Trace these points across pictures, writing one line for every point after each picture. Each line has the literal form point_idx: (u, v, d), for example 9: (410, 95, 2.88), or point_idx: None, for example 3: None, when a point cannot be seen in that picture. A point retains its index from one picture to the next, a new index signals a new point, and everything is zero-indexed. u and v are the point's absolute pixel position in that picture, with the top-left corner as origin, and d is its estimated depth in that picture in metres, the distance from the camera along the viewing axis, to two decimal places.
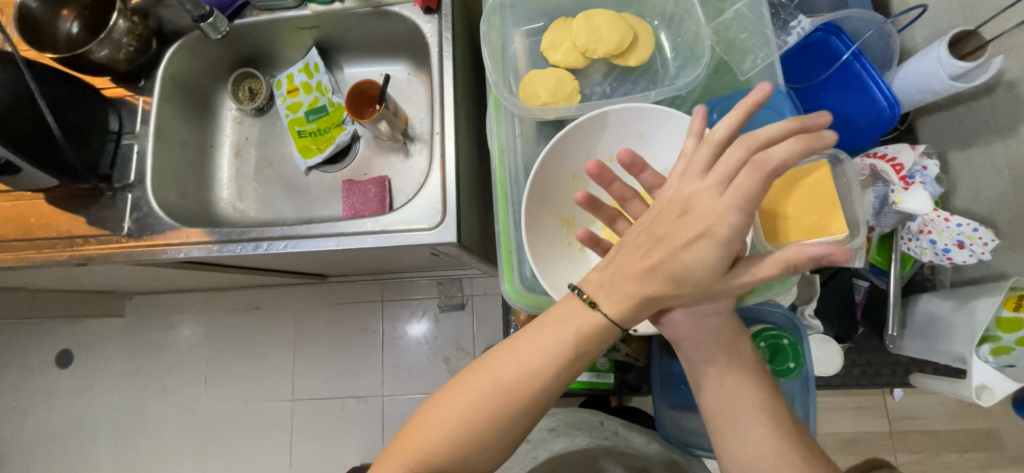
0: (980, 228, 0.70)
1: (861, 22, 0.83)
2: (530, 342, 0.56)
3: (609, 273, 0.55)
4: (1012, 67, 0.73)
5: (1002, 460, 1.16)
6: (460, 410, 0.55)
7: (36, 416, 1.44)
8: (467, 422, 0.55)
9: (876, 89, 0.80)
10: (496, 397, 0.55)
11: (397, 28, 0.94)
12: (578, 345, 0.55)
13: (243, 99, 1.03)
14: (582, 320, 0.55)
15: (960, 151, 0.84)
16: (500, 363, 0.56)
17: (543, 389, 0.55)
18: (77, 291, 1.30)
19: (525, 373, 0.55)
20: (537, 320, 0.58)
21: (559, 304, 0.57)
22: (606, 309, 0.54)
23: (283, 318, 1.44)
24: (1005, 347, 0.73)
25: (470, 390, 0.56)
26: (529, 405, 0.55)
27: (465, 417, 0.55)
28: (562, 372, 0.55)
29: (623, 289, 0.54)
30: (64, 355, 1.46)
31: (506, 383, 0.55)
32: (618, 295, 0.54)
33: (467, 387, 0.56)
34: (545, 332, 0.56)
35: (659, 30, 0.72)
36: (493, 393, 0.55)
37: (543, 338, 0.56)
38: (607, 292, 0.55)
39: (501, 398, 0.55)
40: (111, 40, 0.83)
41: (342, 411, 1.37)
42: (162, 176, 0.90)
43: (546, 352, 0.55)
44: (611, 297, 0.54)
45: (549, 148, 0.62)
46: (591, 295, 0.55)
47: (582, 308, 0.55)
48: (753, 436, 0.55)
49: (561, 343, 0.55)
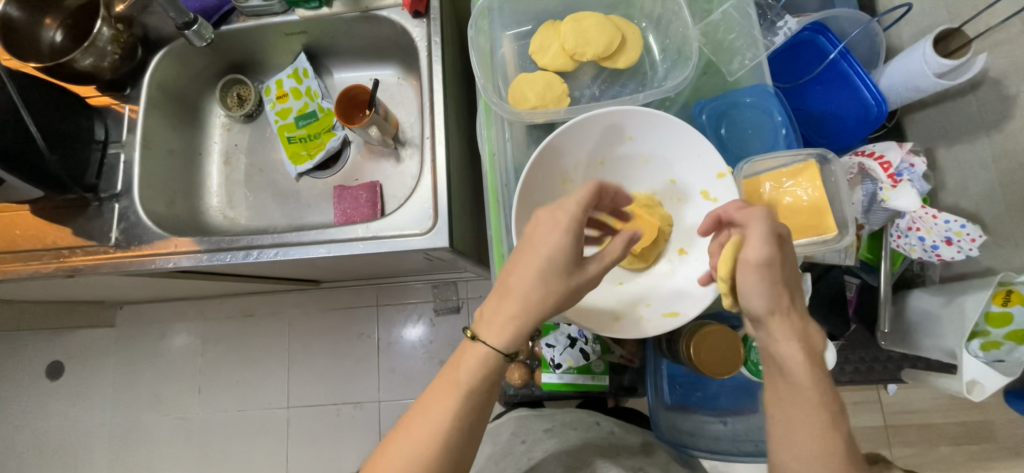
0: (967, 225, 0.70)
1: (848, 23, 0.85)
2: (435, 392, 0.56)
3: (492, 302, 0.57)
4: (995, 63, 0.74)
5: (995, 451, 1.17)
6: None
7: (27, 430, 1.42)
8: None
9: (863, 87, 0.81)
10: (411, 461, 0.53)
11: (386, 33, 0.93)
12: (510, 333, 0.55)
13: (232, 105, 1.02)
14: (473, 364, 0.55)
15: (947, 147, 0.85)
16: (413, 422, 0.55)
17: (458, 436, 0.54)
18: (67, 302, 1.28)
19: (435, 426, 0.54)
20: (437, 372, 0.57)
21: (457, 352, 0.57)
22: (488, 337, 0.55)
23: (277, 324, 1.43)
24: (994, 342, 0.74)
25: (387, 458, 0.54)
26: (446, 459, 0.53)
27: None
28: (467, 421, 0.54)
29: (502, 313, 0.55)
30: (55, 367, 1.44)
31: (422, 443, 0.53)
32: (497, 319, 0.55)
33: (386, 454, 0.54)
34: (441, 385, 0.56)
35: (648, 31, 0.72)
36: (409, 458, 0.53)
37: (446, 386, 0.55)
38: (488, 321, 0.56)
39: (418, 461, 0.53)
40: (95, 49, 0.83)
41: (338, 418, 1.36)
42: (150, 185, 0.89)
43: (450, 403, 0.54)
44: (493, 321, 0.56)
45: (538, 153, 0.62)
46: (477, 331, 0.56)
47: (473, 349, 0.56)
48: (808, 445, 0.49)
49: (459, 388, 0.55)
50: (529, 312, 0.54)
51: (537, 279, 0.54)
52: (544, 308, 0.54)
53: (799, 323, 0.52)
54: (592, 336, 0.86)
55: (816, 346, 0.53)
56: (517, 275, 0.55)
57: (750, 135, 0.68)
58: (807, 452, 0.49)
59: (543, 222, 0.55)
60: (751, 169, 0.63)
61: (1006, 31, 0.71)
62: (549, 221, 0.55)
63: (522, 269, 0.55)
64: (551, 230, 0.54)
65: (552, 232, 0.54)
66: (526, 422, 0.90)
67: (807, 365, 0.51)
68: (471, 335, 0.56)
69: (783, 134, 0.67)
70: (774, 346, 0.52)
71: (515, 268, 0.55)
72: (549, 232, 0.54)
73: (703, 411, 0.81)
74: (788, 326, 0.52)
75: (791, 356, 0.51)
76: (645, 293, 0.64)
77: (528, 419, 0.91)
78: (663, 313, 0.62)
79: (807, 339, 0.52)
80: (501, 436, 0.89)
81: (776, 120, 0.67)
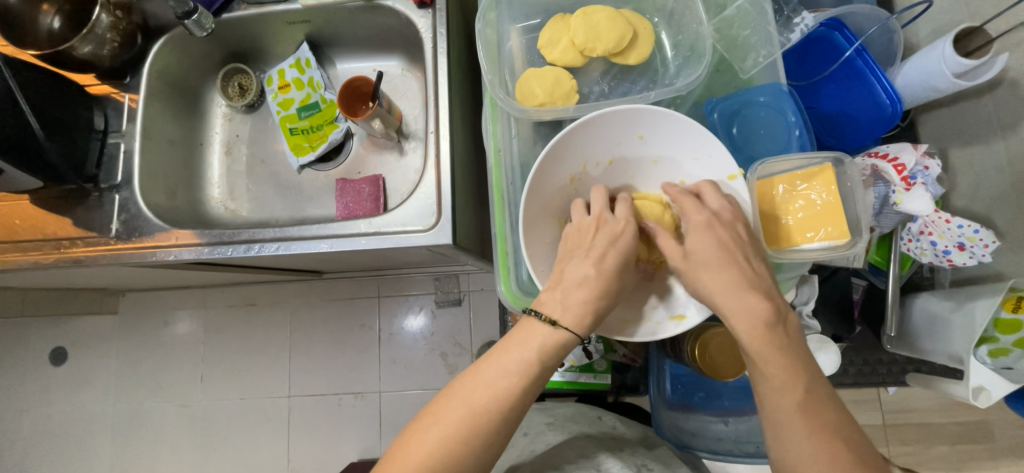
0: (981, 230, 0.69)
1: (864, 19, 0.83)
2: (497, 362, 0.55)
3: (567, 290, 0.55)
4: (1015, 64, 0.72)
5: (994, 451, 1.17)
6: (431, 444, 0.52)
7: (32, 414, 1.43)
8: (440, 455, 0.51)
9: (878, 85, 0.79)
10: (465, 426, 0.52)
11: (390, 23, 0.91)
12: (587, 311, 0.54)
13: (233, 95, 1.00)
14: (533, 338, 0.55)
15: (961, 149, 0.83)
16: (470, 386, 0.54)
17: (512, 410, 0.53)
18: (70, 289, 1.28)
19: (495, 395, 0.53)
20: (498, 341, 0.57)
21: (521, 326, 0.56)
22: (566, 325, 0.54)
23: (279, 314, 1.43)
24: (1003, 348, 0.73)
25: (440, 418, 0.53)
26: (497, 431, 0.53)
27: (437, 449, 0.51)
28: (523, 397, 0.54)
29: (576, 302, 0.54)
30: (58, 353, 1.45)
31: (479, 409, 0.52)
32: (574, 303, 0.54)
33: (439, 414, 0.53)
34: (506, 354, 0.55)
35: (660, 27, 0.70)
36: (463, 422, 0.52)
37: (509, 350, 0.55)
38: (556, 307, 0.55)
39: (472, 424, 0.52)
40: (94, 36, 0.80)
41: (339, 407, 1.37)
42: (151, 176, 0.88)
43: (513, 374, 0.54)
44: (569, 309, 0.54)
45: (546, 151, 0.60)
46: (549, 314, 0.55)
47: (543, 328, 0.55)
48: (789, 431, 0.48)
49: (524, 362, 0.54)
50: (604, 303, 0.55)
51: (615, 274, 0.55)
52: (615, 300, 0.56)
53: (744, 295, 0.51)
54: (596, 336, 0.86)
55: (762, 315, 0.51)
56: (597, 266, 0.55)
57: (763, 136, 0.67)
58: (771, 409, 0.49)
59: (603, 226, 0.58)
60: (766, 169, 0.62)
61: None
62: (614, 225, 0.58)
63: (597, 262, 0.55)
64: (617, 232, 0.57)
65: (622, 232, 0.57)
66: (531, 416, 0.88)
67: (755, 334, 0.50)
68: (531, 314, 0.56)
69: (796, 135, 0.66)
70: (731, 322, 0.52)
71: (593, 259, 0.55)
72: (613, 234, 0.57)
73: (704, 412, 0.81)
74: (751, 305, 0.51)
75: (745, 327, 0.51)
76: (654, 297, 0.63)
77: (530, 412, 0.88)
78: (672, 317, 0.61)
79: (755, 310, 0.51)
80: None
81: (789, 121, 0.66)
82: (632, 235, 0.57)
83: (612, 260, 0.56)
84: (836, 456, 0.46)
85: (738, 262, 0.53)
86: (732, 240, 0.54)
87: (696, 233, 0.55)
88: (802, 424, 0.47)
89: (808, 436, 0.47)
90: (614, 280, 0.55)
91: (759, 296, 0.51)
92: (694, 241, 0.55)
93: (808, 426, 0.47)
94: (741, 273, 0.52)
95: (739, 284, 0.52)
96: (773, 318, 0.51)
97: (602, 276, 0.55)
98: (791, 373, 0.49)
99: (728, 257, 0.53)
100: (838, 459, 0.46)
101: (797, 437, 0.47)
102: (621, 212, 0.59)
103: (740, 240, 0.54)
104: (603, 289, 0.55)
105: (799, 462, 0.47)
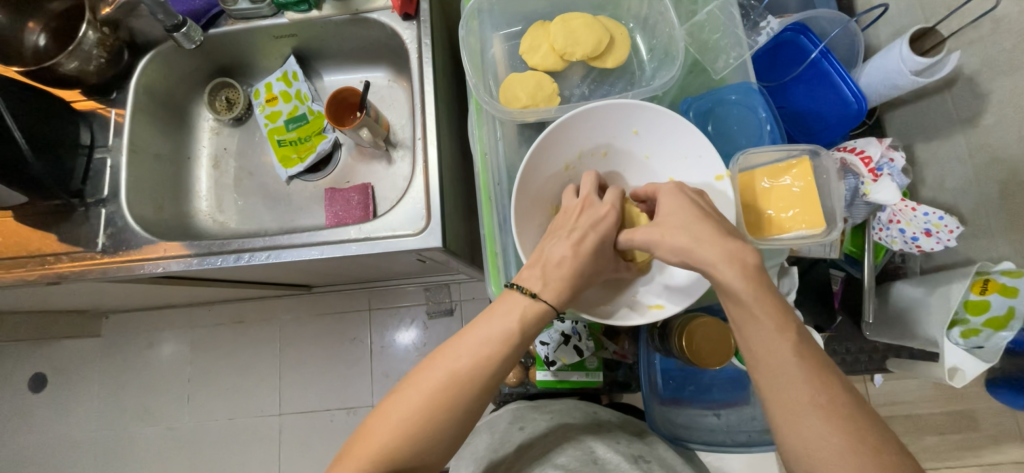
0: (946, 217, 0.73)
1: (828, 22, 0.87)
2: (479, 332, 0.56)
3: (543, 268, 0.57)
4: (969, 61, 0.77)
5: (979, 440, 1.20)
6: (411, 410, 0.53)
7: (10, 444, 1.38)
8: (419, 422, 0.52)
9: (844, 85, 0.83)
10: (445, 391, 0.53)
11: (376, 36, 0.93)
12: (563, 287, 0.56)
13: (220, 109, 1.02)
14: (515, 309, 0.56)
15: (925, 143, 0.87)
16: (452, 354, 0.55)
17: (493, 378, 0.54)
18: (51, 312, 1.25)
19: (476, 363, 0.54)
20: (482, 312, 0.57)
21: (502, 297, 0.58)
22: (546, 298, 0.56)
23: (268, 331, 1.41)
24: (973, 329, 0.76)
25: (421, 385, 0.54)
26: (477, 398, 0.54)
27: (417, 416, 0.52)
28: (505, 364, 0.55)
29: (554, 278, 0.56)
30: (38, 379, 1.41)
31: (459, 377, 0.53)
32: (552, 279, 0.56)
33: (418, 382, 0.54)
34: (488, 322, 0.56)
35: (635, 32, 0.74)
36: (445, 388, 0.53)
37: (490, 323, 0.56)
38: (536, 283, 0.56)
39: (452, 392, 0.53)
40: (81, 53, 0.82)
41: (332, 424, 1.35)
42: (138, 190, 0.88)
43: (497, 342, 0.55)
44: (546, 284, 0.56)
45: (534, 147, 0.62)
46: (530, 288, 0.56)
47: (525, 300, 0.56)
48: (789, 382, 0.48)
49: (505, 334, 0.55)
50: (577, 276, 0.57)
51: (592, 255, 0.58)
52: (589, 281, 0.59)
53: (727, 243, 0.52)
54: (586, 333, 0.87)
55: (748, 258, 0.52)
56: (575, 247, 0.57)
57: (735, 133, 0.70)
58: (767, 361, 0.50)
59: (588, 209, 0.61)
60: (745, 161, 0.65)
61: (978, 30, 0.74)
62: (593, 210, 0.60)
63: (578, 243, 0.57)
64: (598, 217, 0.60)
65: (605, 218, 0.60)
66: (522, 412, 0.85)
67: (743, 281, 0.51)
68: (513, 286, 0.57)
69: (767, 130, 0.69)
70: (714, 273, 0.52)
71: (573, 240, 0.58)
72: (593, 220, 0.59)
73: (696, 405, 0.82)
74: (721, 249, 0.52)
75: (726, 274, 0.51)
76: (632, 285, 0.65)
77: (524, 409, 0.85)
78: (649, 305, 0.62)
79: (738, 253, 0.52)
80: (498, 425, 0.84)
81: (760, 117, 0.69)
82: (614, 222, 0.60)
83: (590, 242, 0.58)
84: (833, 401, 0.47)
85: (711, 218, 0.55)
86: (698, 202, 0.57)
87: (669, 196, 0.58)
88: (800, 373, 0.48)
89: (806, 384, 0.47)
90: (589, 260, 0.58)
91: (746, 241, 0.53)
92: (668, 204, 0.58)
93: (805, 372, 0.48)
94: (713, 222, 0.54)
95: (721, 250, 0.52)
96: (760, 263, 0.52)
97: (582, 256, 0.57)
98: (784, 319, 0.50)
99: (699, 216, 0.55)
100: (837, 406, 0.46)
101: (798, 385, 0.48)
102: (608, 199, 0.61)
103: (709, 204, 0.58)
104: (584, 270, 0.58)
105: (801, 413, 0.47)
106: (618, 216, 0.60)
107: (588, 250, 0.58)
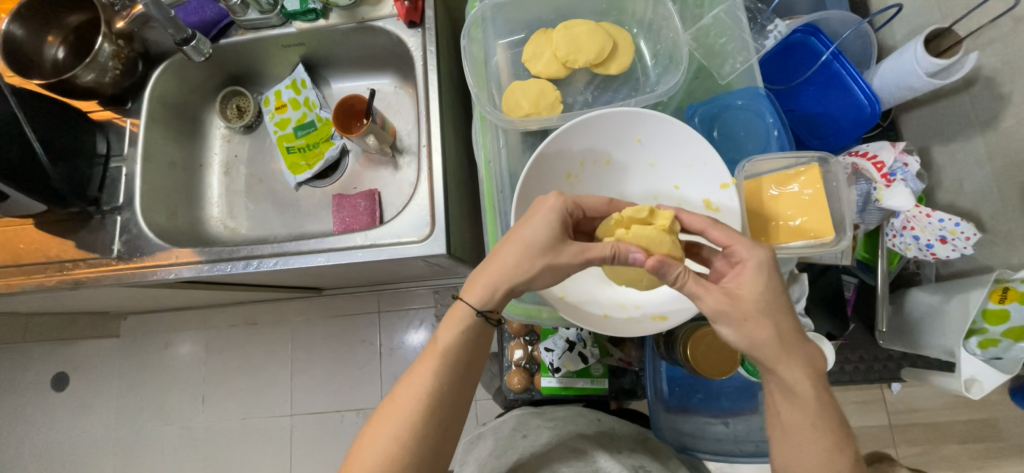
0: (962, 223, 0.70)
1: (840, 24, 0.85)
2: (432, 347, 0.61)
3: (484, 268, 0.60)
4: (988, 61, 0.74)
5: (1003, 450, 1.16)
6: (392, 432, 0.58)
7: (34, 440, 1.43)
8: (404, 439, 0.57)
9: (856, 87, 0.82)
10: (424, 403, 0.58)
11: (382, 43, 0.94)
12: (496, 287, 0.58)
13: (232, 117, 1.03)
14: (467, 316, 0.60)
15: (942, 146, 0.85)
16: (420, 372, 0.60)
17: (458, 381, 0.61)
18: (72, 313, 1.29)
19: (437, 372, 0.59)
20: (438, 324, 0.62)
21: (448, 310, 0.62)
22: (478, 301, 0.59)
23: (280, 333, 1.44)
24: (992, 339, 0.74)
25: (400, 407, 0.59)
26: (449, 402, 0.60)
27: (402, 434, 0.58)
28: (461, 364, 0.61)
29: (486, 274, 0.59)
30: (60, 377, 1.45)
31: (427, 389, 0.59)
32: (484, 280, 0.59)
33: (395, 406, 0.59)
34: (445, 330, 0.61)
35: (639, 37, 0.73)
36: (420, 403, 0.58)
37: (439, 336, 0.61)
38: (475, 286, 0.60)
39: (424, 403, 0.58)
40: (97, 64, 0.84)
41: (342, 425, 1.36)
42: (151, 197, 0.90)
43: (457, 346, 0.61)
44: (480, 282, 0.59)
45: (537, 154, 0.62)
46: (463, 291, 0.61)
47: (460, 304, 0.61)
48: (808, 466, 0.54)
49: (454, 339, 0.60)
50: (501, 269, 0.58)
51: (521, 243, 0.57)
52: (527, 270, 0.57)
53: (806, 350, 0.55)
54: (591, 340, 0.88)
55: (817, 365, 0.55)
56: (508, 241, 0.58)
57: (743, 139, 0.69)
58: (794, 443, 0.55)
59: (537, 203, 0.59)
60: (753, 168, 0.64)
61: (997, 30, 0.72)
62: (538, 201, 0.59)
63: (511, 234, 0.58)
64: (540, 208, 0.58)
65: (543, 205, 0.57)
66: (525, 418, 0.85)
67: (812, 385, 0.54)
68: (462, 298, 0.60)
69: (775, 136, 0.68)
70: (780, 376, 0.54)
71: (508, 236, 0.58)
72: (535, 210, 0.58)
73: (703, 413, 0.81)
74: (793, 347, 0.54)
75: (795, 380, 0.54)
76: (634, 294, 0.66)
77: (526, 416, 0.86)
78: (651, 317, 0.64)
79: (810, 359, 0.55)
80: (502, 431, 0.85)
81: (768, 122, 0.68)
82: (554, 209, 0.57)
83: (524, 233, 0.57)
84: None
85: (790, 314, 0.55)
86: (777, 287, 0.55)
87: (752, 275, 0.54)
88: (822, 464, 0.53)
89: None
90: (526, 253, 0.57)
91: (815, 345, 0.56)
92: (750, 282, 0.54)
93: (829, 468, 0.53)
94: (793, 319, 0.55)
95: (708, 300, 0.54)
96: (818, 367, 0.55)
97: (517, 251, 0.57)
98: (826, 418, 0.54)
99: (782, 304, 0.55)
100: None
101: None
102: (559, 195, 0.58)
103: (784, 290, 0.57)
104: (517, 263, 0.57)
105: None
106: (560, 202, 0.57)
107: (525, 244, 0.57)
